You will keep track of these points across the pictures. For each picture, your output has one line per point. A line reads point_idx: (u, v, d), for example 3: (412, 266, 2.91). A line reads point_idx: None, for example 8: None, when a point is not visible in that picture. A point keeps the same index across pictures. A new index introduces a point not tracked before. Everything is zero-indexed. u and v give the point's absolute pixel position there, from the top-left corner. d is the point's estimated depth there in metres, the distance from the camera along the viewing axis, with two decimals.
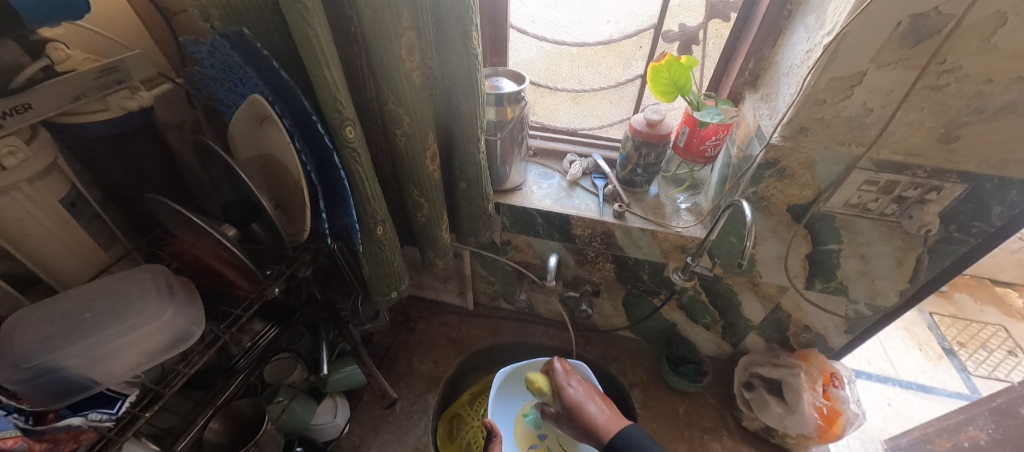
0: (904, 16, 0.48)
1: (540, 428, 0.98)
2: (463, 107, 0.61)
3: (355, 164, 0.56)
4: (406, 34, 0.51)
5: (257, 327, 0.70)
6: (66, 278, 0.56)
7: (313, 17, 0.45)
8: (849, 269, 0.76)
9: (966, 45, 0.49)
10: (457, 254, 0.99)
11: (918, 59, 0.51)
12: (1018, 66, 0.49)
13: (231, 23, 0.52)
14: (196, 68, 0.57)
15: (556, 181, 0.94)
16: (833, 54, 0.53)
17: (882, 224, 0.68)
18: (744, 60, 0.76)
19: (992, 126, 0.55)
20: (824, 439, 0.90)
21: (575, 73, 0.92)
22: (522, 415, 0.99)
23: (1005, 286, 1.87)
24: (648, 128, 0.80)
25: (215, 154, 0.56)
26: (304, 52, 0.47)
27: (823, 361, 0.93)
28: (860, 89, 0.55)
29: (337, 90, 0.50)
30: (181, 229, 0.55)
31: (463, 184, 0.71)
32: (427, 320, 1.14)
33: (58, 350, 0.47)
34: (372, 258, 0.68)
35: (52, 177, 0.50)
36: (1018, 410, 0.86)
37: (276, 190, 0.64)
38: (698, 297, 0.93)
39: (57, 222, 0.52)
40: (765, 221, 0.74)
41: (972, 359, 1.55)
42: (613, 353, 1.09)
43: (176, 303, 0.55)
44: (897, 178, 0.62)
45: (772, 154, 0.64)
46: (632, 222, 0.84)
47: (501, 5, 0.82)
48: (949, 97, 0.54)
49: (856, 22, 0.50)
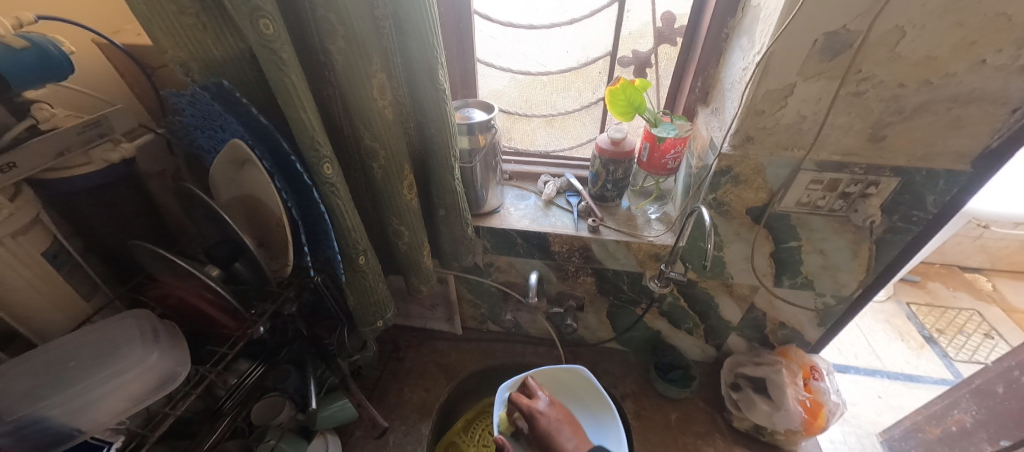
0: (819, 34, 0.55)
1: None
2: (435, 139, 0.64)
3: (334, 198, 0.59)
4: (377, 76, 0.55)
5: (242, 366, 0.69)
6: (46, 331, 0.56)
7: (288, 67, 0.48)
8: (811, 264, 0.81)
9: (877, 57, 0.56)
10: (443, 280, 1.01)
11: (837, 71, 0.58)
12: (922, 71, 0.56)
13: (212, 75, 0.56)
14: (177, 118, 0.60)
15: (532, 202, 0.97)
16: (764, 71, 0.59)
17: (833, 219, 0.74)
18: (694, 79, 0.83)
19: (911, 124, 0.61)
20: (811, 432, 0.92)
21: (547, 99, 0.98)
22: None
23: (973, 271, 1.96)
24: (613, 146, 0.85)
25: (197, 197, 0.58)
26: (281, 99, 0.51)
27: (802, 355, 0.97)
28: (793, 100, 0.61)
29: (313, 131, 0.54)
30: (165, 272, 0.56)
31: (442, 211, 0.75)
32: (417, 348, 1.14)
33: (42, 400, 0.48)
34: (357, 288, 0.70)
35: (34, 231, 0.52)
36: (994, 389, 0.89)
37: (258, 229, 0.67)
38: (677, 303, 0.96)
39: (41, 275, 0.53)
40: (728, 225, 0.78)
41: (953, 345, 1.61)
42: (603, 366, 1.11)
43: (161, 346, 0.55)
44: (839, 176, 0.68)
45: (725, 162, 0.69)
46: (607, 235, 0.88)
47: (467, 42, 0.88)
48: (871, 101, 0.60)
49: (779, 42, 0.56)
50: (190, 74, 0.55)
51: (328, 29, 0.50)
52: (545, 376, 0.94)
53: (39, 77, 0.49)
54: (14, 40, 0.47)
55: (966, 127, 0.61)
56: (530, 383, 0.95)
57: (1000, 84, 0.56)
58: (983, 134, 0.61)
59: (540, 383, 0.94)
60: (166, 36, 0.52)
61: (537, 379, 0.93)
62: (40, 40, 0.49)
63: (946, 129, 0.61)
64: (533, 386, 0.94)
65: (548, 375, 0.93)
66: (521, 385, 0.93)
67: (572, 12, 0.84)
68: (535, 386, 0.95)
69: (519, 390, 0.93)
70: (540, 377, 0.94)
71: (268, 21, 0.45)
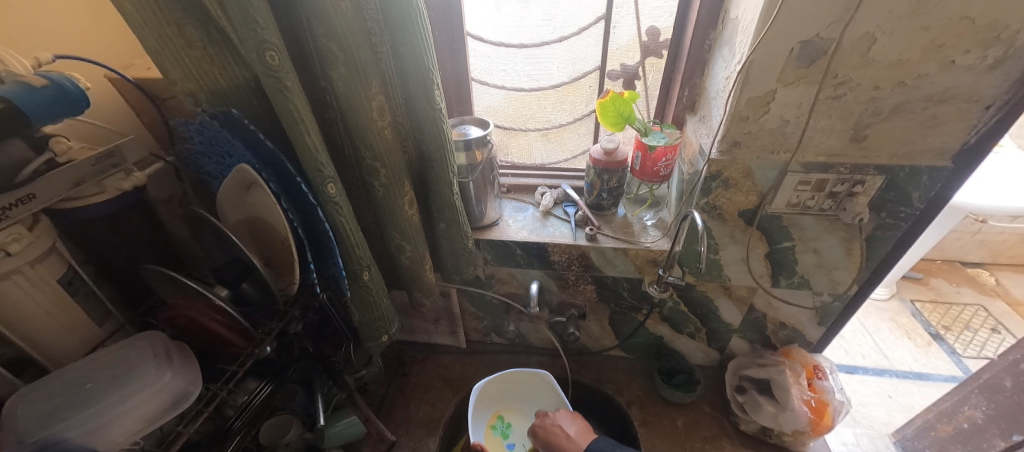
0: (795, 43, 0.58)
1: (508, 437, 1.01)
2: (433, 155, 0.67)
3: (338, 215, 0.61)
4: (376, 98, 0.58)
5: (250, 385, 0.67)
6: (60, 357, 0.58)
7: (292, 93, 0.51)
8: (806, 264, 0.83)
9: (851, 62, 0.58)
10: (445, 293, 1.03)
11: (815, 76, 0.60)
12: (896, 74, 0.59)
13: (219, 103, 0.59)
14: (186, 146, 0.63)
15: (530, 213, 1.00)
16: (745, 79, 0.62)
17: (823, 219, 0.75)
18: (681, 88, 0.86)
19: (890, 124, 0.64)
20: (818, 432, 0.92)
21: (542, 113, 1.01)
22: (491, 427, 1.01)
23: (975, 266, 1.97)
24: (605, 156, 0.87)
25: (206, 221, 0.60)
26: (286, 124, 0.53)
27: (804, 355, 0.98)
28: (775, 105, 0.64)
29: (317, 153, 0.56)
30: (175, 294, 0.58)
31: (442, 225, 0.77)
32: (422, 363, 1.15)
33: (62, 421, 0.49)
34: (361, 303, 0.72)
35: (51, 259, 0.54)
36: (1002, 383, 0.89)
37: (265, 250, 0.69)
38: (677, 307, 0.98)
39: (55, 302, 0.55)
40: (721, 227, 0.80)
41: (960, 341, 1.61)
42: (607, 374, 1.11)
43: (174, 366, 0.57)
44: (825, 176, 0.70)
45: (714, 167, 0.72)
46: (604, 243, 0.90)
47: (460, 63, 0.91)
48: (850, 104, 0.63)
49: (757, 52, 0.59)
50: (198, 104, 0.59)
51: (329, 56, 0.53)
52: (514, 378, 1.00)
53: (60, 114, 0.52)
54: (35, 79, 0.50)
55: (943, 125, 0.63)
56: (498, 386, 1.00)
57: (971, 82, 0.58)
58: (961, 131, 0.63)
59: (509, 386, 1.01)
60: (176, 68, 0.55)
61: (505, 381, 1.00)
62: (59, 78, 0.52)
63: (924, 127, 0.64)
64: (503, 388, 1.01)
65: (514, 377, 1.00)
66: (491, 388, 0.99)
67: (560, 31, 0.87)
68: (505, 387, 1.01)
69: (490, 392, 0.99)
70: (507, 381, 1.00)
71: (274, 53, 0.48)
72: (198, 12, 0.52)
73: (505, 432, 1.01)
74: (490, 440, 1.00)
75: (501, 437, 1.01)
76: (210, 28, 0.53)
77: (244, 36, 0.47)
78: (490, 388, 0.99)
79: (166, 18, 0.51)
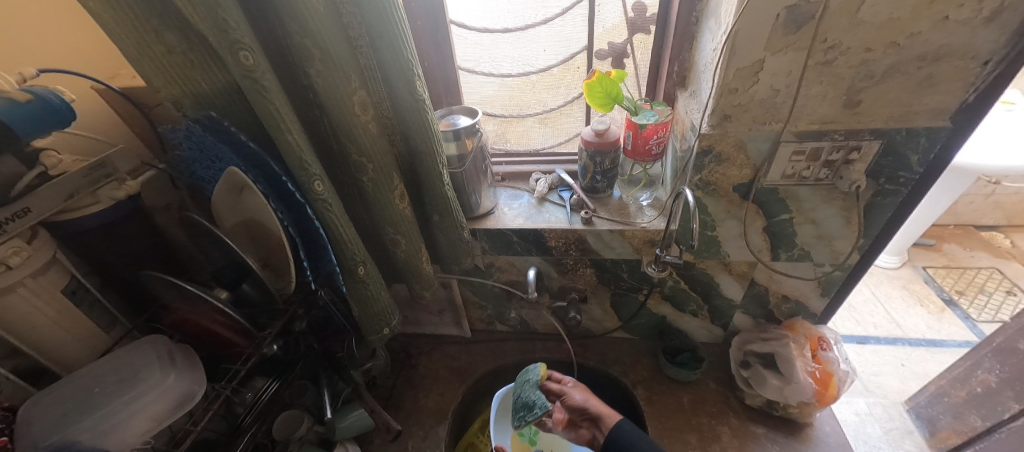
0: (780, 9, 0.56)
1: (535, 444, 1.04)
2: (420, 147, 0.67)
3: (328, 212, 0.61)
4: (357, 92, 0.58)
5: (257, 383, 0.69)
6: (71, 364, 0.60)
7: (270, 92, 0.51)
8: (805, 235, 0.82)
9: (840, 25, 0.57)
10: (446, 284, 1.04)
11: (803, 42, 0.59)
12: (888, 34, 0.57)
13: (203, 107, 0.59)
14: (176, 152, 0.63)
15: (526, 200, 0.99)
16: (732, 50, 0.61)
17: (820, 188, 0.74)
18: (670, 64, 0.85)
19: (884, 87, 0.62)
20: (823, 402, 0.92)
21: (538, 98, 0.99)
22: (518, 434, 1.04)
23: (990, 229, 1.93)
24: (597, 138, 0.86)
25: (201, 226, 0.61)
26: (267, 124, 0.53)
27: (809, 327, 0.97)
28: (764, 75, 0.63)
29: (301, 151, 0.56)
30: (174, 299, 0.59)
31: (436, 216, 0.77)
32: (428, 354, 1.17)
33: (73, 425, 0.51)
34: (359, 298, 0.72)
35: (53, 270, 0.55)
36: (1016, 346, 0.87)
37: (262, 250, 0.70)
38: (678, 286, 0.97)
39: (61, 311, 0.56)
40: (717, 203, 0.80)
41: (974, 306, 1.59)
42: (612, 356, 1.12)
43: (177, 367, 0.58)
44: (820, 144, 0.69)
45: (705, 142, 0.71)
46: (600, 226, 0.89)
47: (445, 52, 0.90)
48: (841, 69, 0.61)
49: (741, 22, 0.58)
50: (183, 109, 0.59)
51: (305, 53, 0.53)
52: None
53: (46, 127, 0.52)
54: (20, 94, 0.51)
55: (940, 84, 0.61)
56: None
57: (967, 38, 0.57)
58: (958, 89, 0.62)
59: None
60: (157, 75, 0.56)
61: None
62: (43, 92, 0.52)
63: (920, 88, 0.62)
64: None
65: None
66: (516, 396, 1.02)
67: (545, 12, 0.86)
68: None
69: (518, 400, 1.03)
70: None
71: (247, 53, 0.48)
72: (173, 16, 0.51)
73: (532, 439, 1.04)
74: (517, 445, 1.03)
75: (528, 443, 1.04)
76: (186, 32, 0.53)
77: (216, 36, 0.47)
78: (518, 393, 1.02)
79: (142, 25, 0.51)
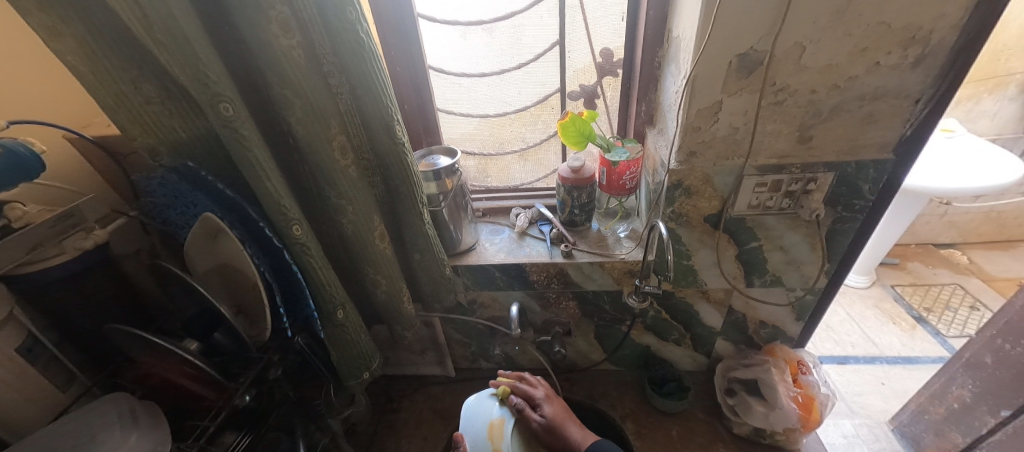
0: (732, 56, 0.61)
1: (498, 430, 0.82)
2: (401, 189, 0.68)
3: (306, 256, 0.61)
4: (337, 138, 0.59)
5: (226, 438, 0.61)
6: (20, 428, 0.55)
7: (249, 142, 0.52)
8: (775, 262, 0.85)
9: (786, 69, 0.62)
10: (428, 324, 1.02)
11: (755, 85, 0.64)
12: (830, 77, 0.62)
13: (180, 156, 0.60)
14: (148, 200, 0.62)
15: (507, 235, 1.01)
16: (692, 92, 0.65)
17: (785, 217, 0.78)
18: (638, 104, 0.90)
19: (832, 123, 0.67)
20: (808, 428, 0.93)
21: (517, 134, 1.02)
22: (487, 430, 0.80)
23: (948, 247, 2.04)
24: (573, 174, 0.90)
25: (173, 274, 0.59)
26: (246, 172, 0.54)
27: (787, 351, 0.99)
28: (723, 114, 0.67)
29: (279, 197, 0.57)
30: (141, 354, 0.56)
31: (417, 255, 0.77)
32: (411, 397, 1.13)
33: None
34: (338, 342, 0.71)
35: (8, 327, 0.52)
36: (983, 360, 0.90)
37: (236, 296, 0.68)
38: (660, 316, 0.98)
39: (13, 371, 0.53)
40: (690, 234, 0.82)
41: (943, 322, 1.65)
42: (599, 389, 1.11)
43: (140, 427, 0.55)
44: (780, 177, 0.73)
45: (674, 177, 0.74)
46: (580, 258, 0.91)
47: (424, 95, 0.93)
48: (792, 108, 0.66)
49: (698, 68, 0.63)
50: (158, 158, 0.59)
51: (285, 102, 0.54)
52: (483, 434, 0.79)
53: (13, 180, 0.51)
54: None
55: (879, 121, 0.67)
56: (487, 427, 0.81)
57: (898, 81, 0.62)
58: (897, 124, 0.67)
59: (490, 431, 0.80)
60: (133, 124, 0.56)
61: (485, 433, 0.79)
62: (12, 144, 0.51)
63: (864, 124, 0.67)
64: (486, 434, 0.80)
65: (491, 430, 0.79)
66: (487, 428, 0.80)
67: (519, 57, 0.91)
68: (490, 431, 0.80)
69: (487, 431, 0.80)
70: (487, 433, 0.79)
71: (228, 104, 0.49)
72: (152, 68, 0.53)
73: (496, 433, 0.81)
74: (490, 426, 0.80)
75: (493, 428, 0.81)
76: (166, 82, 0.54)
77: (196, 90, 0.48)
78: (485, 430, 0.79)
79: (121, 78, 0.52)
